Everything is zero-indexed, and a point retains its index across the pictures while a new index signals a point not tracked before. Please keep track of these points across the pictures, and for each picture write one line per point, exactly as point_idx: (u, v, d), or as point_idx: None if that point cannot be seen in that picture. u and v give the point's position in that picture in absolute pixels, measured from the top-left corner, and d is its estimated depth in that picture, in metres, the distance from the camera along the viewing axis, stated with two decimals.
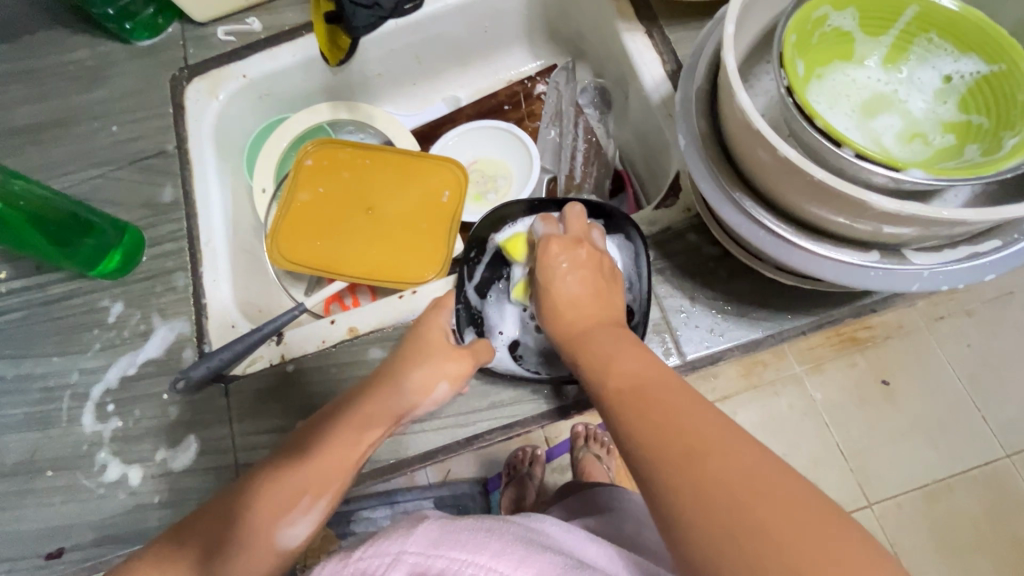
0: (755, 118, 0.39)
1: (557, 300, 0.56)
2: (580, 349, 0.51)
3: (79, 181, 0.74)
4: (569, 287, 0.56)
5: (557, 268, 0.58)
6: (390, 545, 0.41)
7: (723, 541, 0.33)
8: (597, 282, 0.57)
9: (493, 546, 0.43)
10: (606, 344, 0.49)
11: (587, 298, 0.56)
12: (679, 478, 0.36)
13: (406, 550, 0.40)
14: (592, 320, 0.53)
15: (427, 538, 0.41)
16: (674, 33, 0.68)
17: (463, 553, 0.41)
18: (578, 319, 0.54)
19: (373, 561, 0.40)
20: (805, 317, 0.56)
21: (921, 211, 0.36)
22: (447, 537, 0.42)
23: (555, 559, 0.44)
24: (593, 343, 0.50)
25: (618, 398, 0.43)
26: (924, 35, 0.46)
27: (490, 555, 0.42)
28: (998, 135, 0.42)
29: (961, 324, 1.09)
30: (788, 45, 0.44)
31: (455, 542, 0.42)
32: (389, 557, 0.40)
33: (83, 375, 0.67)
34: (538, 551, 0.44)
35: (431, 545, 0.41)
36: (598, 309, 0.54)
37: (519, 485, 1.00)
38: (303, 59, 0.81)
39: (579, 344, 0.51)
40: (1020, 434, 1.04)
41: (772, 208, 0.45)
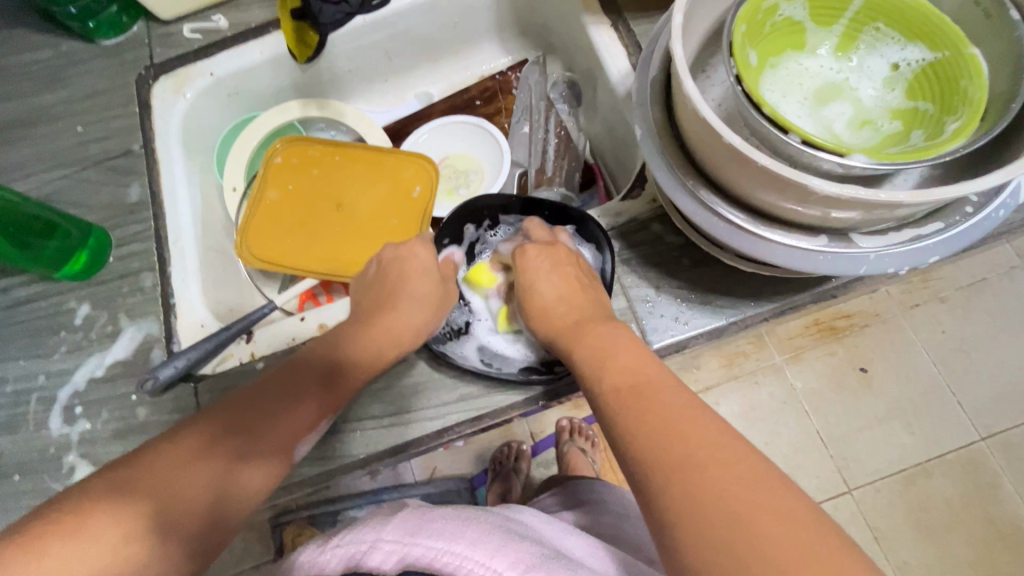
0: (702, 106, 0.40)
1: (540, 300, 0.57)
2: (575, 342, 0.50)
3: (44, 183, 0.73)
4: (551, 285, 0.57)
5: (537, 269, 0.59)
6: (367, 534, 0.41)
7: (711, 542, 0.33)
8: (579, 280, 0.57)
9: (470, 535, 0.42)
10: (601, 334, 0.49)
11: (569, 293, 0.56)
12: (672, 482, 0.35)
13: (382, 537, 0.41)
14: (576, 316, 0.53)
15: (404, 528, 0.41)
16: (638, 26, 0.68)
17: (440, 542, 0.41)
18: (566, 317, 0.54)
19: (351, 547, 0.41)
20: (767, 304, 0.57)
21: (861, 194, 0.36)
22: (427, 526, 0.42)
23: (530, 548, 0.43)
24: (586, 337, 0.50)
25: (615, 397, 0.42)
26: (872, 23, 0.47)
27: (466, 544, 0.41)
28: (941, 120, 0.43)
29: (935, 311, 1.11)
30: (739, 34, 0.44)
31: (434, 531, 0.41)
32: (366, 544, 0.41)
33: (50, 378, 0.66)
34: (514, 540, 0.43)
35: (409, 533, 0.41)
36: (580, 304, 0.54)
37: (505, 481, 1.00)
38: (270, 56, 0.80)
39: (572, 338, 0.51)
40: (994, 417, 1.06)
41: (726, 195, 0.45)
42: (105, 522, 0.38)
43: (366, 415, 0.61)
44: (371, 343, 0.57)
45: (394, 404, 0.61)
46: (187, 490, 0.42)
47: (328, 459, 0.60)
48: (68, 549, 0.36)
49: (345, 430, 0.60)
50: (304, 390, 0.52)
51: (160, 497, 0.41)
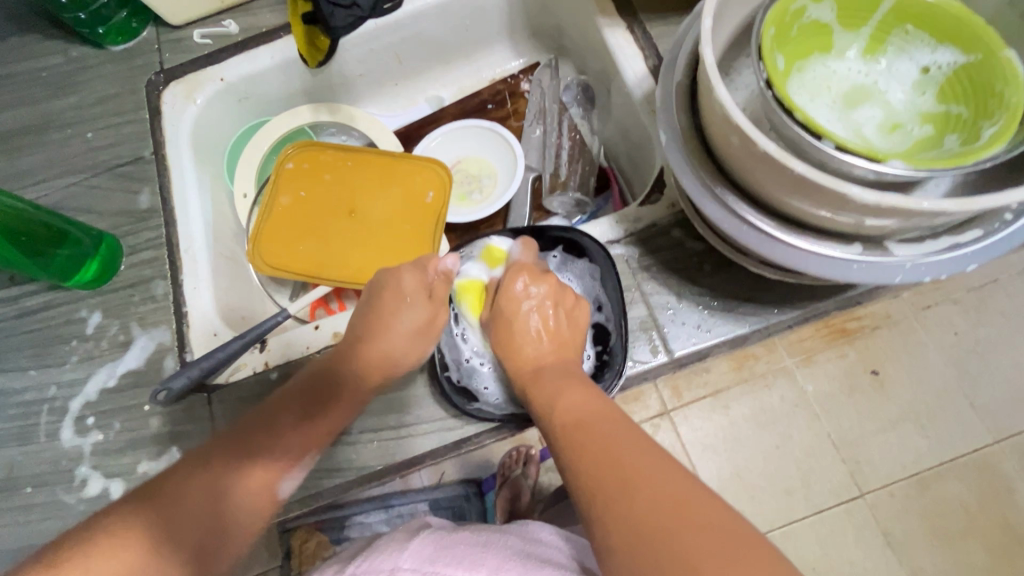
0: (733, 112, 0.39)
1: (513, 337, 0.59)
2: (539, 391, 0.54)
3: (54, 190, 0.72)
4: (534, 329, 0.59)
5: (522, 312, 0.60)
6: (383, 562, 0.40)
7: (635, 532, 0.39)
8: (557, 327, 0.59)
9: (491, 563, 0.42)
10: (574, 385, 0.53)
11: (543, 336, 0.58)
12: (604, 483, 0.43)
13: (400, 565, 0.40)
14: (549, 359, 0.57)
15: (420, 556, 0.41)
16: (655, 28, 0.67)
17: (459, 570, 0.40)
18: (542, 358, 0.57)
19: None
20: (791, 310, 0.56)
21: (901, 203, 0.35)
22: (442, 554, 0.41)
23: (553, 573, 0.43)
24: (542, 373, 0.56)
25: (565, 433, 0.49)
26: (901, 25, 0.46)
27: (488, 572, 0.41)
28: (976, 125, 0.42)
29: (948, 312, 1.09)
30: (767, 38, 0.43)
31: (451, 559, 0.41)
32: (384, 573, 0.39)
33: (61, 389, 0.65)
34: (537, 566, 0.43)
35: (426, 561, 0.40)
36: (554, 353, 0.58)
37: (513, 487, 1.00)
38: (281, 60, 0.79)
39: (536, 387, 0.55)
40: (1010, 420, 1.04)
41: (755, 203, 0.44)
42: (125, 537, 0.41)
43: (384, 425, 0.60)
44: (380, 354, 0.58)
45: (412, 413, 0.60)
46: (189, 511, 0.45)
47: (345, 469, 0.59)
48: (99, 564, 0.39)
49: (362, 441, 0.60)
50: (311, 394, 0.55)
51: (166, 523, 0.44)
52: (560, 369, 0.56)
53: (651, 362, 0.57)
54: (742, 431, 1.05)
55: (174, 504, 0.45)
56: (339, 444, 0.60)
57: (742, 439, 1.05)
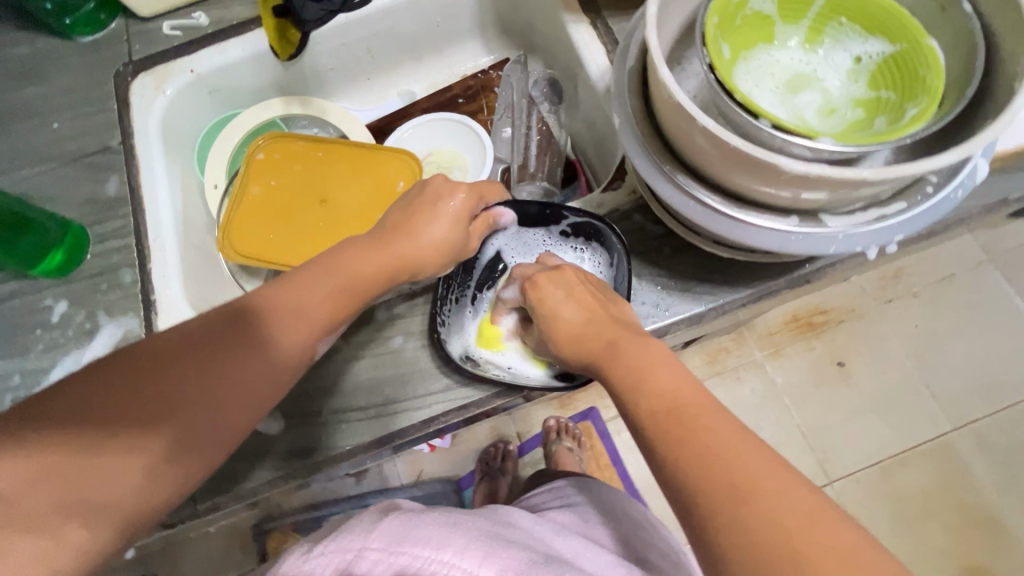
0: (676, 91, 0.41)
1: (564, 330, 0.53)
2: (611, 366, 0.46)
3: (19, 180, 0.72)
4: (567, 311, 0.53)
5: (551, 297, 0.55)
6: (351, 542, 0.41)
7: (718, 496, 0.35)
8: (597, 300, 0.54)
9: (459, 542, 0.43)
10: (637, 345, 0.46)
11: (593, 315, 0.52)
12: (673, 431, 0.39)
13: (368, 545, 0.40)
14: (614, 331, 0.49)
15: (390, 536, 0.41)
16: (616, 24, 0.70)
17: (428, 549, 0.41)
18: (594, 338, 0.50)
19: (336, 556, 0.40)
20: (745, 289, 0.59)
21: (828, 172, 0.38)
22: (413, 533, 0.42)
23: (519, 553, 0.46)
24: (624, 359, 0.45)
25: (654, 420, 0.40)
26: (836, 18, 0.49)
27: (454, 552, 0.42)
28: (902, 107, 0.45)
29: (909, 306, 1.14)
30: (712, 27, 0.46)
31: (420, 539, 0.42)
32: (351, 553, 0.40)
33: (26, 378, 0.65)
34: (503, 546, 0.45)
35: (396, 542, 0.41)
36: (599, 331, 0.50)
37: (492, 481, 1.00)
38: (252, 52, 0.80)
39: (607, 360, 0.47)
40: (965, 408, 1.09)
41: (702, 180, 0.47)
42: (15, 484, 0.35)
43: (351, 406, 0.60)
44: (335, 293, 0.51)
45: (379, 393, 0.61)
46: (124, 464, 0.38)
47: (313, 451, 0.59)
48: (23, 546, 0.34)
49: (332, 421, 0.60)
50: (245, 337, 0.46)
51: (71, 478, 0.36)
52: (625, 337, 0.48)
53: None
54: None
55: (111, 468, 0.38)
56: (308, 426, 0.60)
57: None
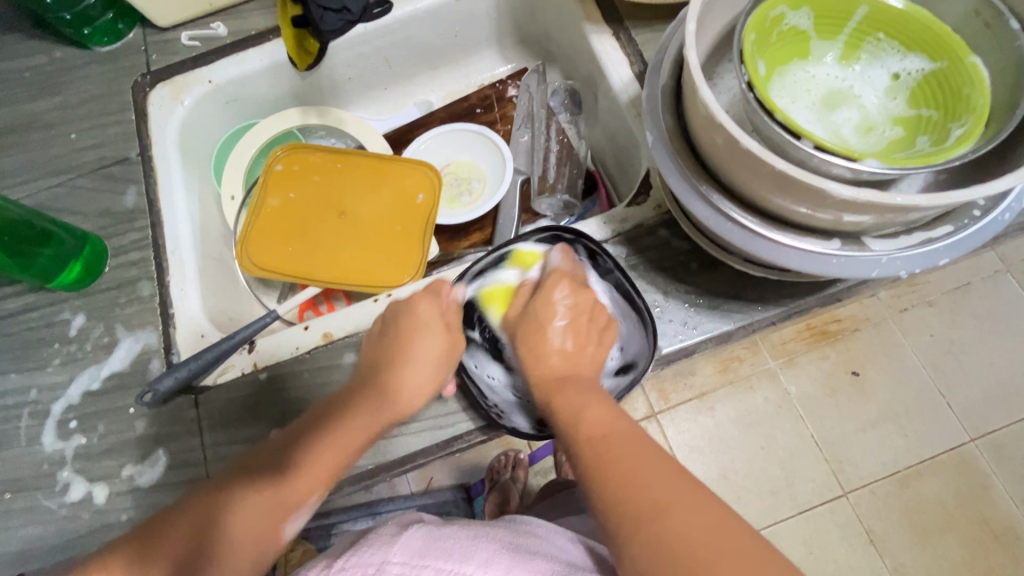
0: (718, 111, 0.40)
1: (542, 349, 0.55)
2: (557, 399, 0.52)
3: (37, 191, 0.71)
4: (557, 336, 0.56)
5: (542, 312, 0.57)
6: (372, 555, 0.39)
7: (635, 513, 0.41)
8: (586, 330, 0.57)
9: (480, 555, 0.42)
10: (583, 390, 0.52)
11: (575, 348, 0.56)
12: (599, 456, 0.46)
13: (389, 559, 0.39)
14: (574, 370, 0.54)
15: (410, 549, 0.40)
16: (640, 35, 0.69)
17: (449, 563, 0.40)
18: (563, 366, 0.54)
19: (357, 570, 0.38)
20: (774, 307, 0.58)
21: (877, 198, 0.37)
22: (433, 547, 0.41)
23: (541, 565, 0.44)
24: (567, 395, 0.51)
25: (590, 448, 0.47)
26: (874, 33, 0.48)
27: (477, 565, 0.41)
28: (945, 126, 0.44)
29: (925, 314, 1.12)
30: (749, 44, 0.45)
31: (441, 552, 0.41)
32: (373, 567, 0.38)
33: (43, 393, 0.64)
34: (526, 560, 0.44)
35: (416, 556, 0.40)
36: (571, 362, 0.55)
37: (502, 491, 0.98)
38: (270, 63, 0.80)
39: (554, 391, 0.52)
40: (983, 419, 1.07)
41: (739, 201, 0.46)
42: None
43: None
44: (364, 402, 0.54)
45: None
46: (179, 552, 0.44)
47: None
48: None
49: None
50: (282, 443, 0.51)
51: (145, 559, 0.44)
52: (581, 379, 0.53)
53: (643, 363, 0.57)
54: (728, 433, 1.07)
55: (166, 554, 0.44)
56: None
57: (728, 441, 1.07)
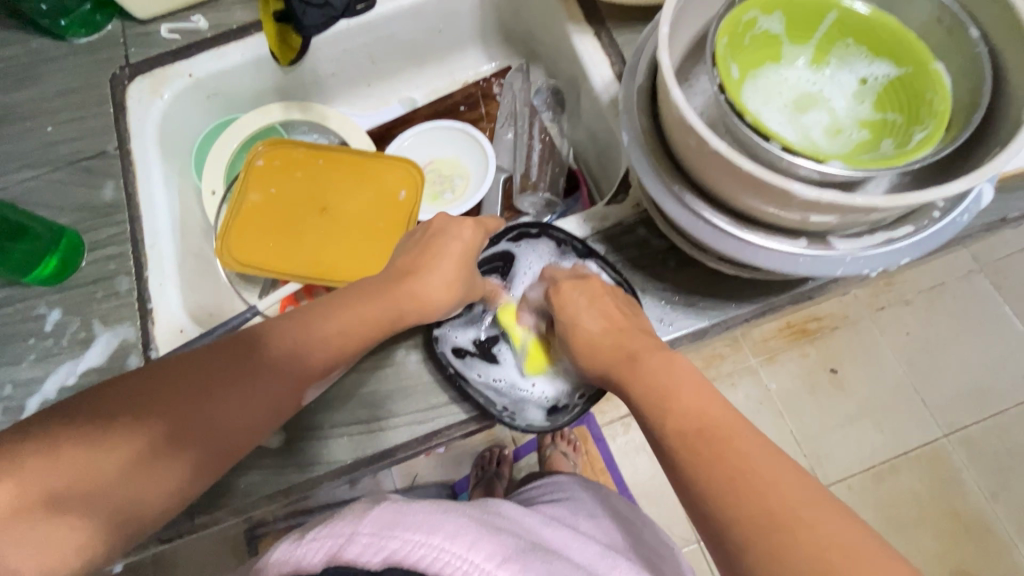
0: (688, 113, 0.41)
1: (585, 337, 0.54)
2: (629, 379, 0.48)
3: (12, 184, 0.70)
4: (590, 319, 0.54)
5: (574, 303, 0.56)
6: (344, 527, 0.40)
7: (751, 524, 0.37)
8: (618, 311, 0.54)
9: (448, 527, 0.42)
10: (658, 365, 0.48)
11: (615, 325, 0.53)
12: (693, 451, 0.41)
13: (359, 531, 0.40)
14: (629, 344, 0.51)
15: (381, 520, 0.40)
16: (621, 36, 0.70)
17: (418, 534, 0.40)
18: (612, 346, 0.52)
19: (329, 542, 0.39)
20: (748, 305, 0.59)
21: (839, 199, 0.38)
22: (404, 517, 0.41)
23: (507, 541, 0.45)
24: (645, 377, 0.47)
25: (683, 445, 0.42)
26: (843, 39, 0.50)
27: (444, 536, 0.41)
28: (908, 130, 0.45)
29: (901, 313, 1.15)
30: (722, 47, 0.46)
31: (411, 523, 0.41)
32: (342, 538, 0.39)
33: (18, 389, 0.63)
34: (493, 534, 0.44)
35: (386, 526, 0.40)
36: (621, 341, 0.52)
37: (486, 487, 0.99)
38: (252, 57, 0.79)
39: (626, 371, 0.49)
40: (955, 415, 1.10)
41: (711, 200, 0.47)
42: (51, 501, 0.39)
43: (354, 419, 0.60)
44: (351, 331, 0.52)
45: (382, 407, 0.60)
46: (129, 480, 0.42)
47: (314, 465, 0.59)
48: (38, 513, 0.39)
49: (334, 435, 0.60)
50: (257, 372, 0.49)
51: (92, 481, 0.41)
52: (639, 353, 0.50)
53: None
54: None
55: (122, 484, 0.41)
56: (310, 439, 0.59)
57: None
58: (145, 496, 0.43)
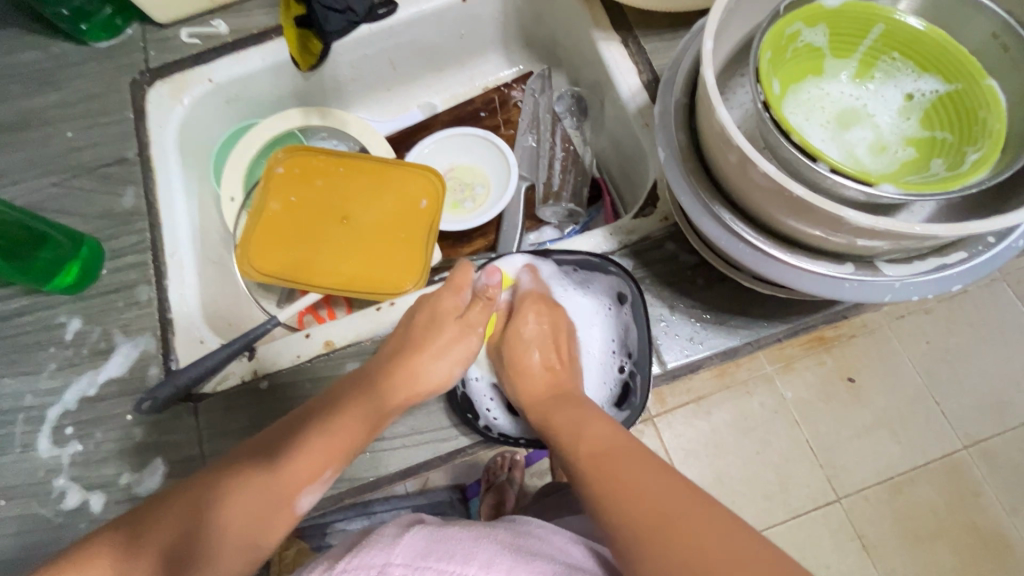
0: (734, 132, 0.40)
1: (524, 372, 0.63)
2: (554, 416, 0.57)
3: (33, 190, 0.70)
4: (534, 357, 0.63)
5: (523, 337, 0.65)
6: (375, 557, 0.39)
7: (641, 529, 0.42)
8: (557, 354, 0.64)
9: (483, 556, 0.42)
10: (579, 407, 0.56)
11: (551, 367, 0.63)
12: (596, 472, 0.48)
13: (391, 561, 0.39)
14: (558, 386, 0.61)
15: (413, 550, 0.40)
16: (650, 44, 0.68)
17: (452, 564, 0.40)
18: (547, 384, 0.61)
19: (360, 571, 0.38)
20: (780, 324, 0.58)
21: (894, 227, 0.37)
22: (436, 548, 0.41)
23: (543, 567, 0.44)
24: (568, 415, 0.55)
25: (591, 462, 0.49)
26: (889, 53, 0.48)
27: (479, 566, 0.41)
28: (961, 150, 0.43)
29: (919, 322, 1.05)
30: (765, 63, 0.45)
31: (444, 553, 0.41)
32: (375, 569, 0.39)
33: (38, 398, 0.63)
34: (528, 561, 0.43)
35: (419, 557, 0.40)
36: (550, 387, 0.60)
37: (498, 492, 0.93)
38: (272, 62, 0.78)
39: (551, 409, 0.57)
40: (975, 426, 1.01)
41: (751, 220, 0.46)
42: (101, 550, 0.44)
43: (375, 436, 0.59)
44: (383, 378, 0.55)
45: (405, 423, 0.59)
46: (166, 520, 0.45)
47: (335, 481, 0.58)
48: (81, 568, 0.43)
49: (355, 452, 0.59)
50: (289, 429, 0.51)
51: (140, 530, 0.45)
52: (569, 399, 0.58)
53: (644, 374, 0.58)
54: (723, 438, 0.99)
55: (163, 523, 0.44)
56: None
57: (722, 446, 0.99)
58: (173, 528, 0.44)
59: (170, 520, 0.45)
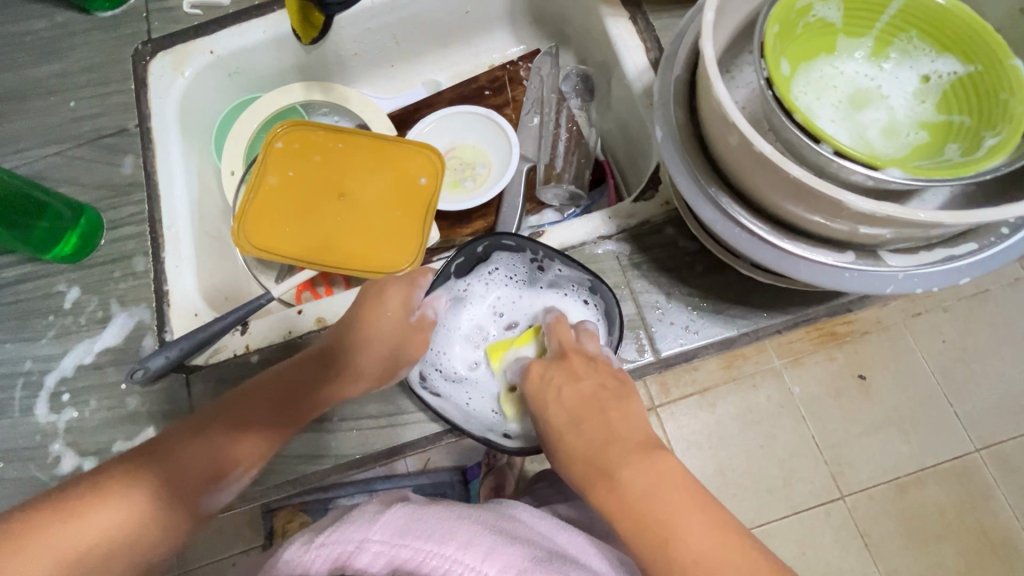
0: (732, 110, 0.38)
1: (557, 436, 0.49)
2: (617, 489, 0.43)
3: (34, 159, 0.70)
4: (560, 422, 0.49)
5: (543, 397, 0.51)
6: (353, 533, 0.39)
7: None
8: (593, 402, 0.49)
9: (462, 537, 0.41)
10: (645, 464, 0.43)
11: (588, 421, 0.48)
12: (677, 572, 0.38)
13: (369, 537, 0.39)
14: (615, 442, 0.45)
15: (392, 527, 0.40)
16: (657, 20, 0.66)
17: (429, 544, 0.40)
18: (595, 449, 0.46)
19: (337, 548, 0.38)
20: (782, 315, 0.56)
21: (897, 214, 0.34)
22: (414, 527, 0.41)
23: (523, 551, 0.43)
24: (630, 486, 0.42)
25: (673, 566, 0.39)
26: (906, 31, 0.45)
27: (457, 547, 0.40)
28: (978, 135, 0.41)
29: (937, 319, 1.02)
30: (771, 36, 0.42)
31: (422, 533, 0.40)
32: (352, 545, 0.38)
33: (38, 364, 0.64)
34: (508, 543, 0.43)
35: (397, 534, 0.39)
36: (601, 449, 0.45)
37: (498, 476, 0.91)
38: (274, 35, 0.77)
39: (606, 474, 0.44)
40: (989, 428, 0.97)
41: (748, 205, 0.44)
42: (116, 495, 0.43)
43: (363, 414, 0.59)
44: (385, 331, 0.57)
45: (392, 403, 0.59)
46: (187, 458, 0.48)
47: (322, 457, 0.58)
48: (90, 520, 0.41)
49: (342, 429, 0.59)
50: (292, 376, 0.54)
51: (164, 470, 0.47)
52: (631, 445, 0.45)
53: (637, 361, 0.57)
54: (727, 430, 0.97)
55: (191, 462, 0.48)
56: (318, 431, 0.59)
57: (726, 438, 0.97)
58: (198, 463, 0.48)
59: (189, 461, 0.48)
